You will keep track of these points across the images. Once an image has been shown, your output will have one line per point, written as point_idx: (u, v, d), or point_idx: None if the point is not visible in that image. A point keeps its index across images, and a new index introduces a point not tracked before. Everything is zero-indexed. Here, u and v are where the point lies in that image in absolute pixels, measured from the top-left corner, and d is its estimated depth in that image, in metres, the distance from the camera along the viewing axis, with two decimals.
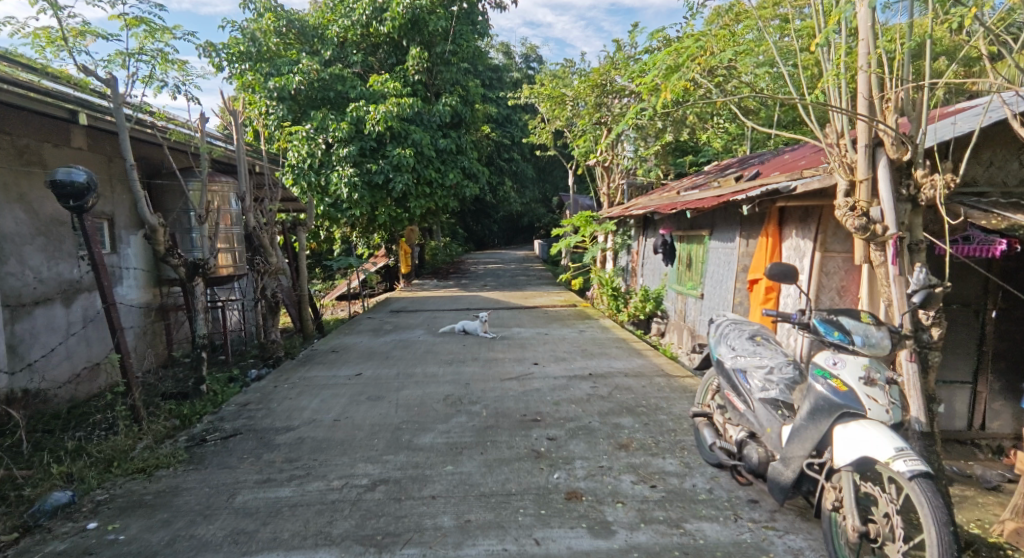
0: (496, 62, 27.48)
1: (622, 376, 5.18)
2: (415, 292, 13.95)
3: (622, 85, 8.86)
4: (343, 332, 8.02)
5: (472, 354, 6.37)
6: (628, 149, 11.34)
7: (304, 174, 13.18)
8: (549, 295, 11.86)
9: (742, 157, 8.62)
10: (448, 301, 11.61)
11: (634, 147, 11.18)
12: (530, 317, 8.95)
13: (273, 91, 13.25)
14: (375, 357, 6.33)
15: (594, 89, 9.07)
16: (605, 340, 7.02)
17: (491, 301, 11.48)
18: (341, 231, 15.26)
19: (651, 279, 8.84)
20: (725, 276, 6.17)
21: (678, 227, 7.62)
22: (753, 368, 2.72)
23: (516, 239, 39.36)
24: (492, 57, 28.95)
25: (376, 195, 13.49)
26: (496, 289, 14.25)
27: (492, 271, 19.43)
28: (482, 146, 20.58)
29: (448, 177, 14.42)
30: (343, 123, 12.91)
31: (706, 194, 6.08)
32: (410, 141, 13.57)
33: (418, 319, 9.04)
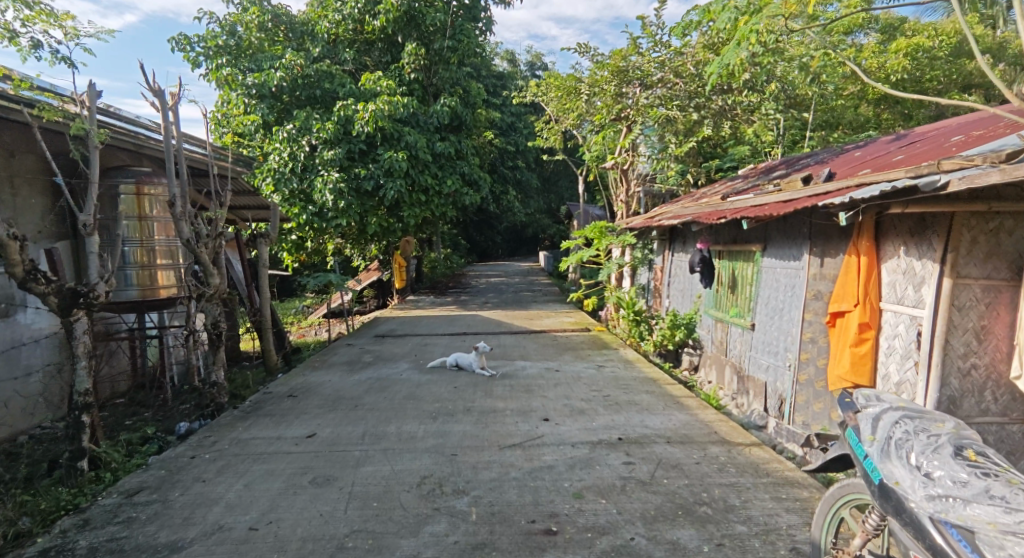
0: (500, 69, 26.40)
1: (664, 443, 3.86)
2: (408, 310, 12.69)
3: (647, 72, 7.55)
4: (315, 366, 6.72)
5: (466, 400, 5.05)
6: (647, 149, 10.04)
7: (286, 179, 11.98)
8: (557, 317, 10.54)
9: (788, 158, 7.32)
10: (443, 322, 10.31)
11: (654, 148, 9.89)
12: (537, 346, 7.64)
13: (253, 88, 12.05)
14: (343, 405, 5.02)
15: (614, 76, 7.77)
16: (631, 380, 5.71)
17: (491, 323, 10.20)
18: (330, 242, 14.03)
19: (679, 300, 7.52)
20: (785, 303, 4.87)
21: (717, 240, 6.30)
22: (992, 538, 1.74)
23: (520, 250, 38.06)
24: (497, 62, 27.82)
25: (365, 203, 12.24)
26: (498, 307, 12.93)
27: (495, 285, 18.15)
28: (483, 152, 19.31)
29: (446, 184, 13.16)
30: (328, 123, 11.68)
31: (763, 199, 4.79)
32: (404, 144, 12.31)
33: (405, 347, 7.74)
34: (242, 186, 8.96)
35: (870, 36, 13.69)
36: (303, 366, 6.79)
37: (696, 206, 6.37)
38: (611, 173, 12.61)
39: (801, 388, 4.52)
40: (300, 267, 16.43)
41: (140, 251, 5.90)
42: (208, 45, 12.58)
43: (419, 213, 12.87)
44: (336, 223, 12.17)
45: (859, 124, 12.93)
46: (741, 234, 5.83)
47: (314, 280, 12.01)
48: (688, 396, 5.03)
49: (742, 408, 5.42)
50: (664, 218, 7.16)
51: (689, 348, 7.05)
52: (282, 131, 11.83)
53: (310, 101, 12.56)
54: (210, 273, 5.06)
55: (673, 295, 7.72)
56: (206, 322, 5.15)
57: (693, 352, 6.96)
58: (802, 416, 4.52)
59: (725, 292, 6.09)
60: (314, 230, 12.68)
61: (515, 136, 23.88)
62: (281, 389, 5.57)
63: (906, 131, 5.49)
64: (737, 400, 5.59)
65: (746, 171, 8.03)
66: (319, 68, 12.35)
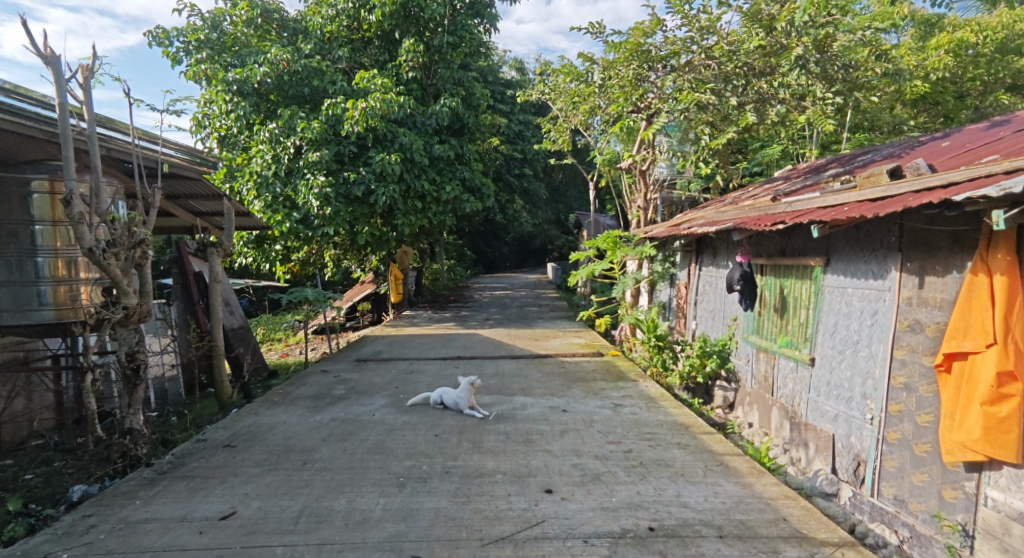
0: (508, 76, 25.51)
1: (713, 539, 2.75)
2: (401, 328, 11.67)
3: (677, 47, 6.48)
4: (276, 398, 5.64)
5: (447, 456, 3.95)
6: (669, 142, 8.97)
7: (269, 184, 11.02)
8: (564, 337, 9.43)
9: (839, 156, 6.23)
10: (437, 343, 9.24)
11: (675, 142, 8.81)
12: (540, 376, 6.55)
13: (235, 84, 11.14)
14: (289, 460, 3.94)
15: (633, 56, 6.73)
16: (656, 427, 4.59)
17: (490, 344, 9.13)
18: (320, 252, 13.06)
19: (709, 323, 6.43)
20: (859, 334, 3.75)
21: (760, 252, 5.20)
22: None
23: (527, 262, 36.97)
24: (506, 71, 26.96)
25: (355, 210, 11.24)
26: (500, 325, 11.85)
27: (498, 299, 17.08)
28: (487, 159, 18.31)
29: (445, 190, 12.11)
30: (314, 123, 10.69)
31: (835, 197, 3.67)
32: (397, 146, 11.29)
33: (387, 376, 6.66)
34: (211, 190, 7.98)
35: (904, 35, 12.59)
36: (262, 399, 5.71)
37: (733, 209, 5.26)
38: (624, 179, 11.55)
39: (891, 450, 3.40)
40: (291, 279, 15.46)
41: (58, 261, 4.87)
42: (189, 39, 11.90)
43: (415, 221, 11.83)
44: (322, 231, 11.11)
45: (895, 127, 11.79)
46: (791, 244, 4.72)
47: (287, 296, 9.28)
48: (733, 452, 3.91)
49: (798, 465, 4.28)
50: (691, 224, 6.05)
51: (723, 381, 5.93)
52: (265, 130, 10.88)
53: (297, 99, 11.66)
54: (125, 289, 4.00)
55: (701, 316, 6.62)
56: (120, 354, 4.08)
57: (726, 386, 5.83)
58: (892, 488, 3.39)
59: (770, 315, 4.99)
60: (299, 241, 11.61)
61: (522, 145, 22.91)
62: (221, 434, 4.50)
63: (1001, 118, 4.45)
64: (789, 452, 4.46)
65: (784, 173, 6.96)
66: (308, 63, 11.41)
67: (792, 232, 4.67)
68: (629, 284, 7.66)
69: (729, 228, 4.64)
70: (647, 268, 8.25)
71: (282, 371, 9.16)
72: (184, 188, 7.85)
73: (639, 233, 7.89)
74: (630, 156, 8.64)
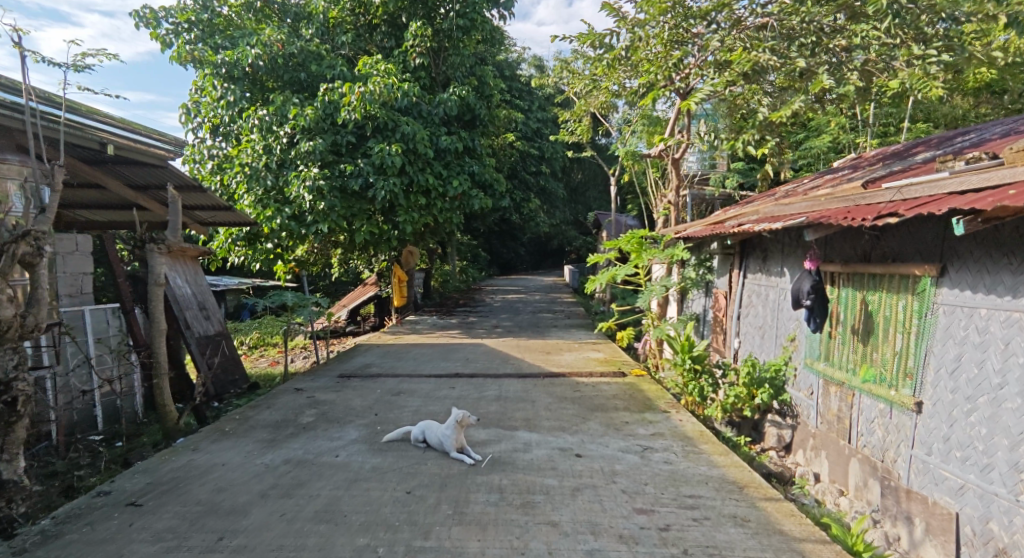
0: (527, 73, 24.52)
1: None
2: (402, 335, 10.68)
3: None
4: (227, 425, 4.63)
5: (416, 531, 2.89)
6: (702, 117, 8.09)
7: (259, 176, 10.04)
8: (580, 352, 8.33)
9: (920, 140, 5.14)
10: (436, 355, 8.21)
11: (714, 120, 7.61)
12: (550, 402, 5.47)
13: (223, 66, 10.17)
14: (203, 529, 2.91)
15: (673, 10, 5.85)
16: (699, 485, 3.48)
17: (497, 358, 8.08)
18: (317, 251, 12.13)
19: (758, 343, 5.33)
20: (1002, 376, 2.74)
21: (834, 255, 4.13)
22: None
23: (544, 264, 35.87)
24: (524, 68, 25.86)
25: (353, 206, 10.29)
26: (510, 333, 10.80)
27: (511, 303, 16.04)
28: (499, 155, 17.30)
29: (452, 185, 11.11)
30: (308, 109, 9.71)
31: (981, 175, 2.56)
32: (399, 135, 10.30)
33: (370, 398, 5.63)
34: (184, 179, 6.99)
35: None
36: (211, 427, 4.70)
37: (799, 200, 4.15)
38: (649, 170, 10.53)
39: None
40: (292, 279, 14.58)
41: None
42: (178, 19, 10.63)
43: (418, 219, 10.82)
44: (316, 229, 10.13)
45: (956, 120, 10.52)
46: (882, 247, 3.63)
47: (265, 302, 7.57)
48: (817, 537, 2.80)
49: (897, 545, 3.29)
50: (739, 220, 4.92)
51: (775, 414, 4.87)
52: (254, 114, 9.90)
53: (292, 85, 10.69)
54: None
55: (745, 334, 5.56)
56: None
57: (780, 422, 4.77)
58: None
59: (846, 338, 3.92)
60: (292, 239, 10.63)
61: (539, 143, 21.82)
62: (133, 482, 3.49)
63: None
64: (880, 525, 3.43)
65: (847, 163, 5.89)
66: (305, 46, 10.48)
67: (885, 231, 3.58)
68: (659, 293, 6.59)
69: (801, 225, 3.53)
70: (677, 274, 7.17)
71: (263, 384, 8.19)
72: (152, 176, 6.86)
73: (669, 234, 6.84)
74: (663, 140, 7.46)
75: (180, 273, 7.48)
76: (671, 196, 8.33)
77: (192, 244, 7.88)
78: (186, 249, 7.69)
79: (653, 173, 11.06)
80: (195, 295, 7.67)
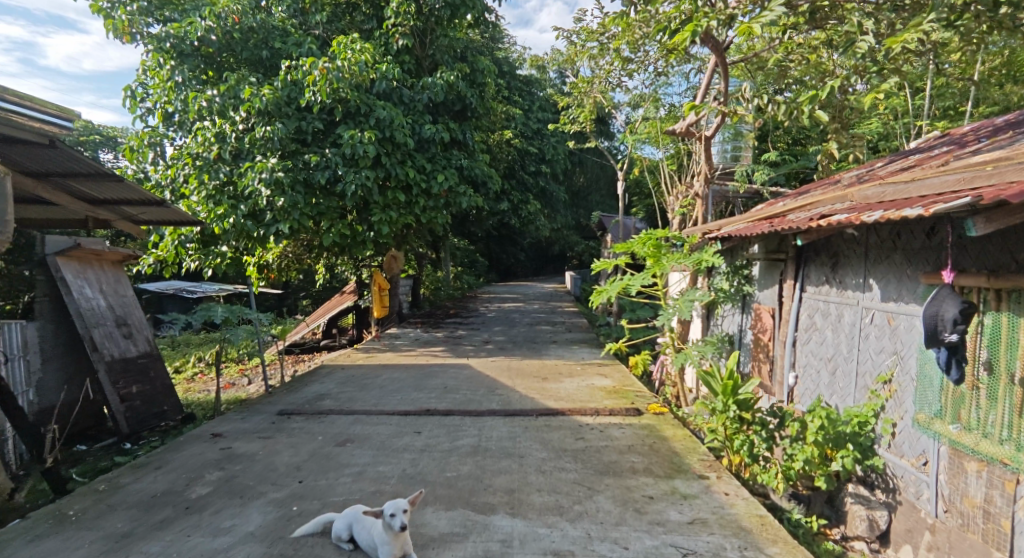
0: (528, 72, 23.25)
1: None
2: (377, 352, 9.30)
3: None
4: (76, 503, 3.22)
5: None
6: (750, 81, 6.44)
7: (211, 168, 8.70)
8: (582, 378, 6.93)
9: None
10: (409, 382, 6.81)
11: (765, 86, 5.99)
12: (543, 460, 4.05)
13: (170, 39, 8.76)
14: None
15: None
16: None
17: (482, 385, 6.68)
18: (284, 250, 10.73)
19: (823, 380, 3.96)
20: None
21: (977, 259, 2.85)
22: None
23: (544, 269, 34.55)
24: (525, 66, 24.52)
25: (321, 203, 8.94)
26: (502, 350, 9.42)
27: (507, 314, 14.68)
28: (494, 152, 16.00)
29: (436, 180, 9.76)
30: (267, 89, 8.35)
31: None
32: (374, 121, 8.95)
33: (303, 451, 4.21)
34: (96, 166, 5.54)
35: None
36: (54, 506, 3.26)
37: (929, 177, 2.81)
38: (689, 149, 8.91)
39: None
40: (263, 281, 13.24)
41: None
42: None
43: (396, 218, 9.46)
44: (275, 229, 8.72)
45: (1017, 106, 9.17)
46: None
47: (188, 317, 6.13)
48: None
49: None
50: (809, 212, 3.56)
51: (859, 485, 3.54)
52: (201, 94, 8.53)
53: (252, 63, 9.35)
54: None
55: (806, 367, 4.19)
56: None
57: (868, 498, 3.43)
58: None
59: (999, 393, 2.69)
60: (251, 242, 9.24)
61: (540, 142, 20.46)
62: None
63: None
64: None
65: (925, 146, 4.64)
66: (267, 19, 9.13)
67: None
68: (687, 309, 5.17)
69: (982, 201, 2.16)
70: (705, 284, 5.79)
71: (201, 415, 6.81)
72: (54, 163, 5.34)
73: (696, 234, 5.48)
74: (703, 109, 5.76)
75: (91, 282, 6.07)
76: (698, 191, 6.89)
77: (114, 247, 6.50)
78: (102, 253, 6.28)
79: (667, 167, 9.68)
80: (113, 310, 6.23)
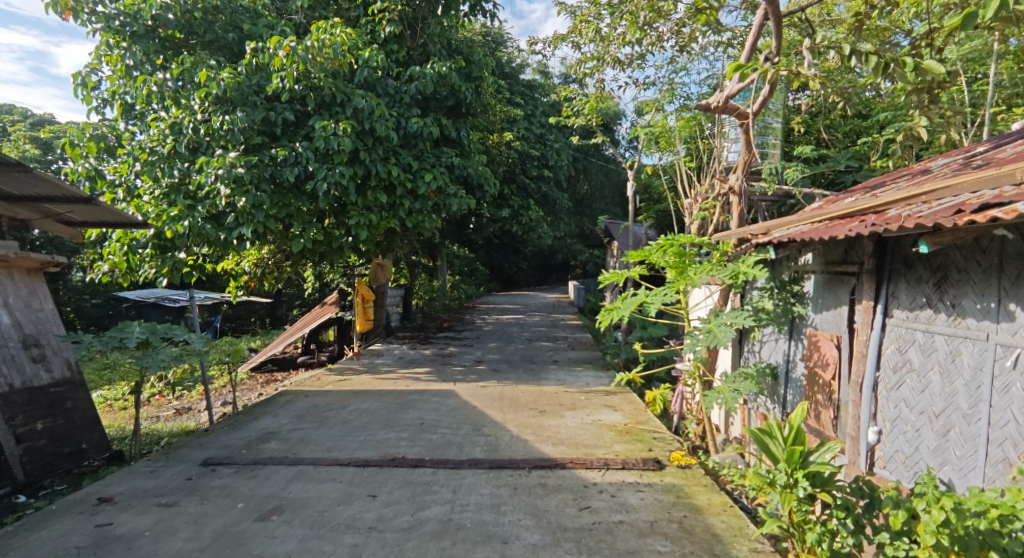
0: (533, 77, 22.32)
1: None
2: (354, 373, 8.20)
3: None
4: None
5: None
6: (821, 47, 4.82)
7: (164, 163, 7.65)
8: (587, 411, 5.82)
9: None
10: (380, 416, 5.71)
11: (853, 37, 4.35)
12: (534, 550, 2.93)
13: (120, 17, 7.75)
14: None
15: None
16: None
17: (467, 421, 5.57)
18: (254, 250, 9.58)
19: (930, 442, 2.86)
20: None
21: None
22: None
23: (547, 279, 33.46)
24: (529, 73, 23.56)
25: (291, 204, 7.89)
26: (496, 372, 8.32)
27: (505, 327, 13.59)
28: (493, 155, 14.99)
29: (423, 180, 8.70)
30: (227, 72, 7.29)
31: None
32: (351, 112, 7.93)
33: (208, 530, 3.09)
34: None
35: None
36: None
37: None
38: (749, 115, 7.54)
39: None
40: (239, 287, 12.18)
41: None
42: None
43: (377, 221, 8.41)
44: (237, 233, 7.66)
45: None
46: None
47: (89, 336, 4.66)
48: None
49: None
50: (955, 198, 2.51)
51: None
52: (150, 77, 7.52)
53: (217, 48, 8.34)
54: None
55: (893, 420, 3.10)
56: None
57: None
58: None
59: None
60: (212, 248, 8.17)
61: (543, 146, 19.44)
62: None
63: None
64: None
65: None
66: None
67: None
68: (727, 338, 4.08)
69: None
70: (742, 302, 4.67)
71: (132, 453, 5.72)
72: None
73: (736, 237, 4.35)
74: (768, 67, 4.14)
75: None
76: (731, 184, 5.37)
77: (28, 252, 5.37)
78: (9, 259, 5.15)
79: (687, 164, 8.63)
80: (19, 328, 5.12)
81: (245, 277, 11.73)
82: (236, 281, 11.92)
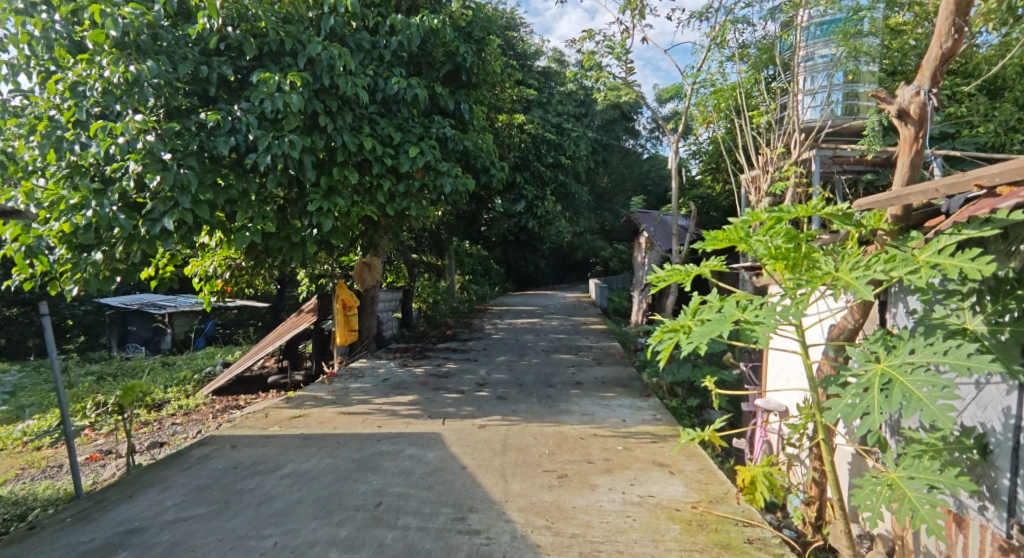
0: (547, 62, 20.35)
1: None
2: (319, 404, 6.34)
3: None
4: None
5: None
6: None
7: (62, 135, 5.79)
8: (631, 480, 3.90)
9: None
10: (319, 490, 3.82)
11: None
12: None
13: None
14: None
15: None
16: None
17: (448, 498, 3.65)
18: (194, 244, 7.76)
19: None
20: None
21: None
22: None
23: (566, 278, 31.39)
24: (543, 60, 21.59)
25: (232, 186, 6.02)
26: (502, 401, 6.39)
27: (518, 335, 11.63)
28: (502, 139, 13.08)
29: (406, 153, 6.84)
30: (134, 10, 5.48)
31: None
32: (304, 63, 6.10)
33: None
34: None
35: None
36: None
37: None
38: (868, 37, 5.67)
39: None
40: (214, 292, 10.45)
41: None
42: None
43: (347, 207, 6.55)
44: (162, 226, 5.75)
45: None
46: None
47: None
48: None
49: None
50: None
51: None
52: (29, 17, 5.66)
53: None
54: None
55: None
56: None
57: None
58: None
59: None
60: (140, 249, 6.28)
61: (559, 134, 17.50)
62: None
63: None
64: None
65: None
66: None
67: None
68: (937, 403, 2.15)
69: None
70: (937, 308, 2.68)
71: None
72: None
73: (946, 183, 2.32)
74: None
75: None
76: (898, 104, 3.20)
77: None
78: None
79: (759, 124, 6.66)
80: None
81: (216, 281, 10.11)
82: (207, 284, 10.22)
